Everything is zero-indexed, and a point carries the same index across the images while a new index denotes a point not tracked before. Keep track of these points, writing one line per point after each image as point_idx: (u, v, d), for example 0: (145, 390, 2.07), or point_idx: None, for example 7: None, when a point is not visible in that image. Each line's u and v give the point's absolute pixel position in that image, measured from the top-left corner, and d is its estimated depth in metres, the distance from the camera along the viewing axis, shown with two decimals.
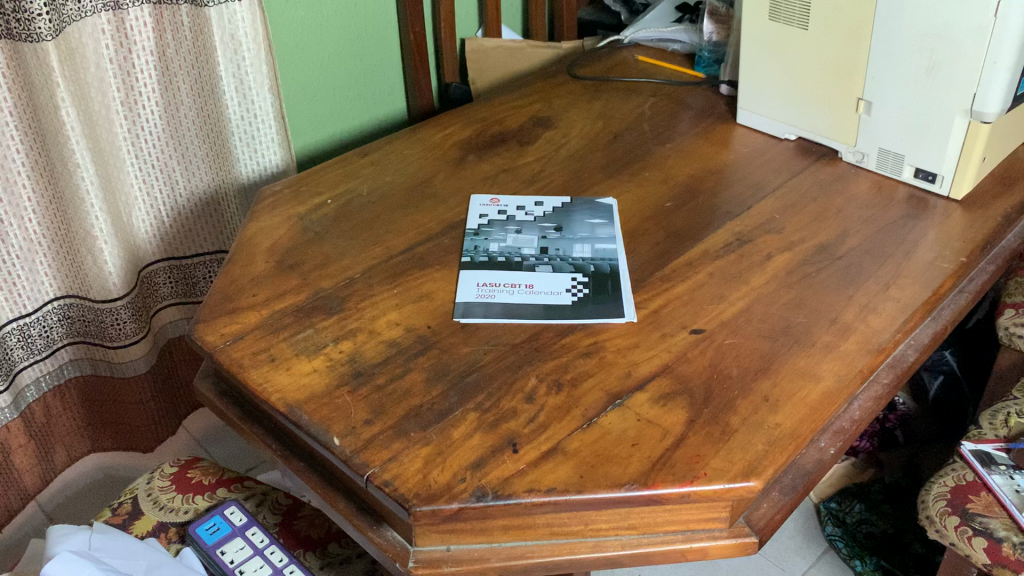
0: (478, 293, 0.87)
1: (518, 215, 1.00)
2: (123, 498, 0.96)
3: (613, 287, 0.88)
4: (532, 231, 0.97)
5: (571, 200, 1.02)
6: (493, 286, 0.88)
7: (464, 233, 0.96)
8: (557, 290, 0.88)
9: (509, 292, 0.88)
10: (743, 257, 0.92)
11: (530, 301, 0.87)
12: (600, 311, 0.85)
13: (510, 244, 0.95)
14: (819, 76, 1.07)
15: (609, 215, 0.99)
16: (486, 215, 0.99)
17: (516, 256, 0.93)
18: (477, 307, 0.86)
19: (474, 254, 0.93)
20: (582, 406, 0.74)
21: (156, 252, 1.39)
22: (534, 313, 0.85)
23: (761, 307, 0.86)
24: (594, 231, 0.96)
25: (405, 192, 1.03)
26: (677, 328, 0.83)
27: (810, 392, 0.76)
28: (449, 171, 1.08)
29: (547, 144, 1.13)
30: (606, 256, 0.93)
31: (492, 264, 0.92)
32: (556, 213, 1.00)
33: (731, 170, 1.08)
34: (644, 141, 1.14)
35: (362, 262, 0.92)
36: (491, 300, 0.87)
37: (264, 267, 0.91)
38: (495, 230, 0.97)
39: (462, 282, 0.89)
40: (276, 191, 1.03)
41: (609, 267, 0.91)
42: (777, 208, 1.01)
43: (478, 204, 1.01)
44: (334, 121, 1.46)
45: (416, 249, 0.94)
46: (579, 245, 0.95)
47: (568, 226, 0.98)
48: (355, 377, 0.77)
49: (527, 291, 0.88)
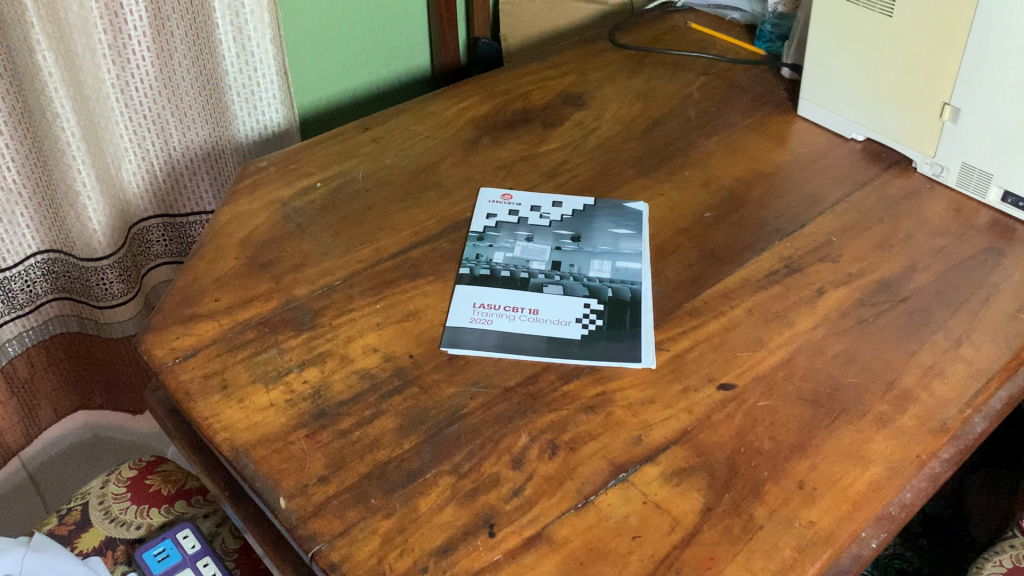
0: (473, 318, 0.75)
1: (532, 216, 0.86)
2: (73, 503, 0.87)
3: (632, 319, 0.75)
4: (546, 239, 0.84)
5: (597, 202, 0.88)
6: (491, 310, 0.76)
7: (467, 236, 0.83)
8: (566, 320, 0.75)
9: (510, 319, 0.75)
10: (790, 291, 0.79)
11: (533, 333, 0.74)
12: (612, 353, 0.72)
13: (518, 254, 0.82)
14: (900, 73, 0.91)
15: (638, 225, 0.85)
16: (494, 216, 0.86)
17: (524, 270, 0.80)
18: (469, 337, 0.73)
19: (475, 267, 0.80)
20: (578, 478, 0.62)
21: (148, 207, 1.26)
22: (534, 348, 0.72)
23: (805, 360, 0.72)
24: (618, 246, 0.83)
25: (405, 181, 0.90)
26: (701, 380, 0.70)
27: (855, 481, 0.63)
28: (460, 156, 0.94)
29: (575, 129, 0.99)
30: (630, 278, 0.79)
31: (493, 280, 0.79)
32: (576, 218, 0.86)
33: (785, 175, 0.93)
34: (687, 131, 1.00)
35: (346, 266, 0.79)
36: (487, 329, 0.74)
37: (232, 264, 0.79)
38: (502, 237, 0.84)
39: (456, 303, 0.76)
40: (262, 168, 0.91)
41: (633, 293, 0.78)
42: (835, 228, 0.86)
43: (486, 202, 0.88)
44: (349, 76, 1.33)
45: (409, 254, 0.81)
46: (600, 262, 0.81)
47: (588, 237, 0.84)
48: (316, 418, 0.66)
49: (530, 319, 0.75)
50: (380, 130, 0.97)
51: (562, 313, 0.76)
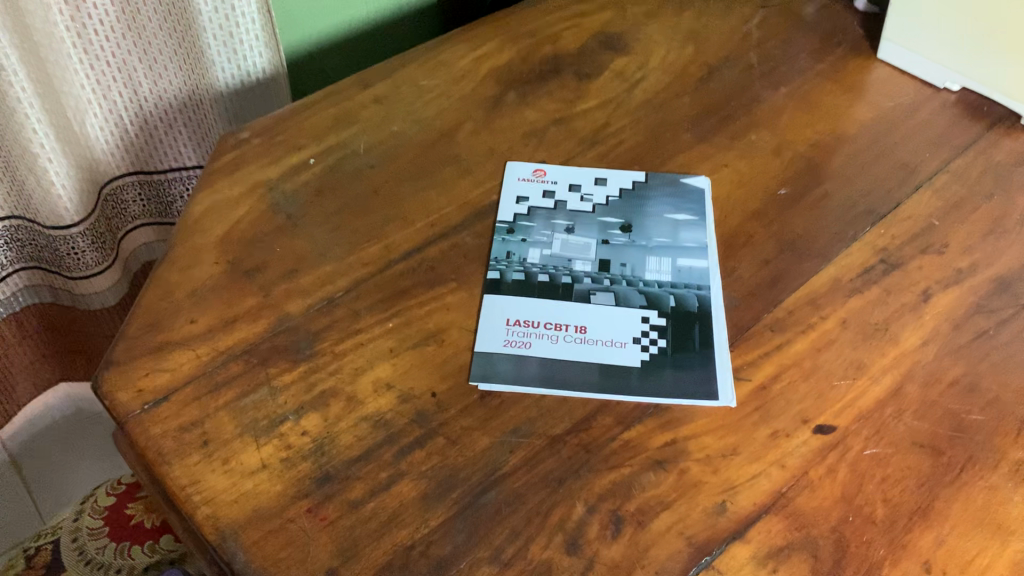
0: (509, 341, 0.61)
1: (571, 199, 0.71)
2: (45, 541, 0.77)
3: (702, 337, 0.61)
4: (590, 228, 0.69)
5: (649, 177, 0.74)
6: (528, 330, 0.62)
7: (494, 228, 0.69)
8: (622, 341, 0.61)
9: (552, 340, 0.61)
10: (890, 295, 0.65)
11: (581, 360, 0.60)
12: (681, 387, 0.58)
13: (557, 251, 0.67)
14: (1017, 15, 0.74)
15: (700, 208, 0.71)
16: (526, 200, 0.71)
17: (565, 272, 0.66)
18: (504, 367, 0.59)
19: (506, 271, 0.66)
20: (651, 566, 0.50)
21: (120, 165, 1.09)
22: (584, 380, 0.59)
23: (917, 392, 0.59)
24: (678, 238, 0.69)
25: (417, 155, 0.75)
26: (792, 423, 0.57)
27: (994, 560, 0.51)
28: (481, 120, 0.78)
29: (615, 81, 0.83)
30: (696, 281, 0.65)
31: (529, 287, 0.65)
32: (625, 200, 0.71)
33: (871, 137, 0.78)
34: (749, 81, 0.83)
35: (350, 272, 0.65)
36: (526, 355, 0.60)
37: (211, 272, 0.65)
38: (536, 229, 0.69)
39: (485, 321, 0.62)
40: (243, 140, 0.75)
41: (701, 302, 0.64)
42: (937, 208, 0.71)
43: (515, 181, 0.73)
44: (344, 9, 1.14)
45: (425, 254, 0.67)
46: (658, 260, 0.67)
47: (640, 225, 0.70)
48: (320, 485, 0.53)
49: (577, 340, 0.61)
50: (383, 87, 0.81)
51: (616, 332, 0.62)
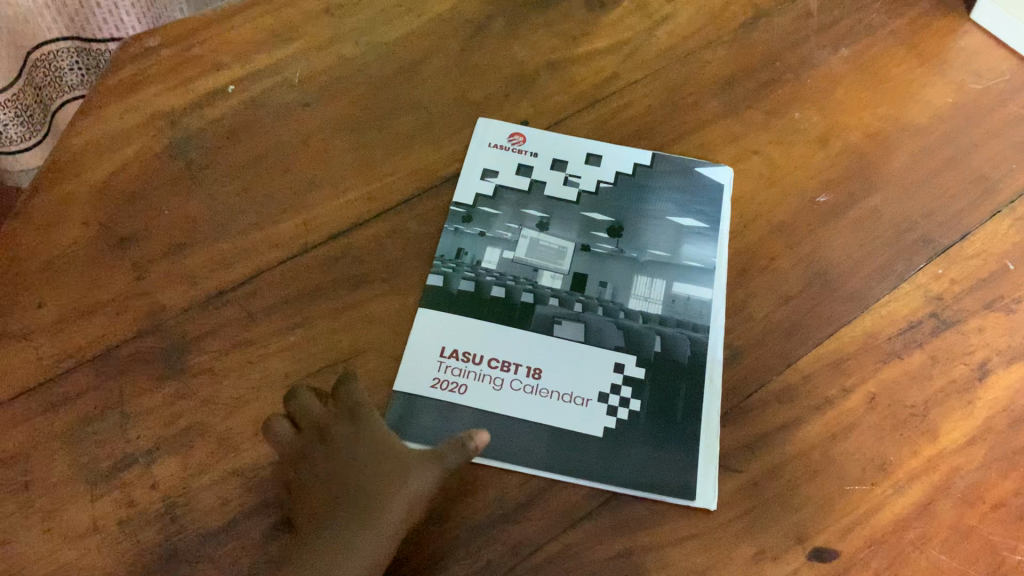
0: (439, 381, 0.48)
1: (552, 181, 0.56)
2: None
3: (687, 404, 0.48)
4: (569, 226, 0.54)
5: (655, 160, 0.58)
6: (467, 367, 0.48)
7: (448, 215, 0.54)
8: (583, 397, 0.48)
9: (496, 384, 0.48)
10: (936, 366, 0.51)
11: (528, 419, 0.47)
12: (649, 475, 0.46)
13: (523, 254, 0.52)
14: None
15: (713, 212, 0.56)
16: (495, 178, 0.56)
17: (528, 287, 0.51)
18: (426, 419, 0.47)
19: (452, 277, 0.51)
20: None
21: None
22: (528, 451, 0.46)
23: (951, 512, 0.46)
24: (679, 252, 0.54)
25: (364, 95, 0.59)
26: (783, 541, 0.44)
27: None
28: (456, 54, 0.61)
29: (635, 15, 0.64)
30: (692, 320, 0.51)
31: (480, 305, 0.50)
32: (620, 189, 0.56)
33: (945, 133, 0.61)
34: (803, 34, 0.65)
35: (252, 256, 0.51)
36: (458, 405, 0.47)
37: (76, 236, 0.51)
38: (500, 219, 0.54)
39: (414, 349, 0.49)
40: (148, 50, 0.58)
41: (694, 350, 0.50)
42: (1015, 245, 0.56)
43: (483, 148, 0.57)
44: None
45: (354, 240, 0.52)
46: (649, 281, 0.52)
47: (634, 228, 0.54)
48: (163, 564, 0.42)
49: (528, 390, 0.48)
50: None
51: (579, 382, 0.48)
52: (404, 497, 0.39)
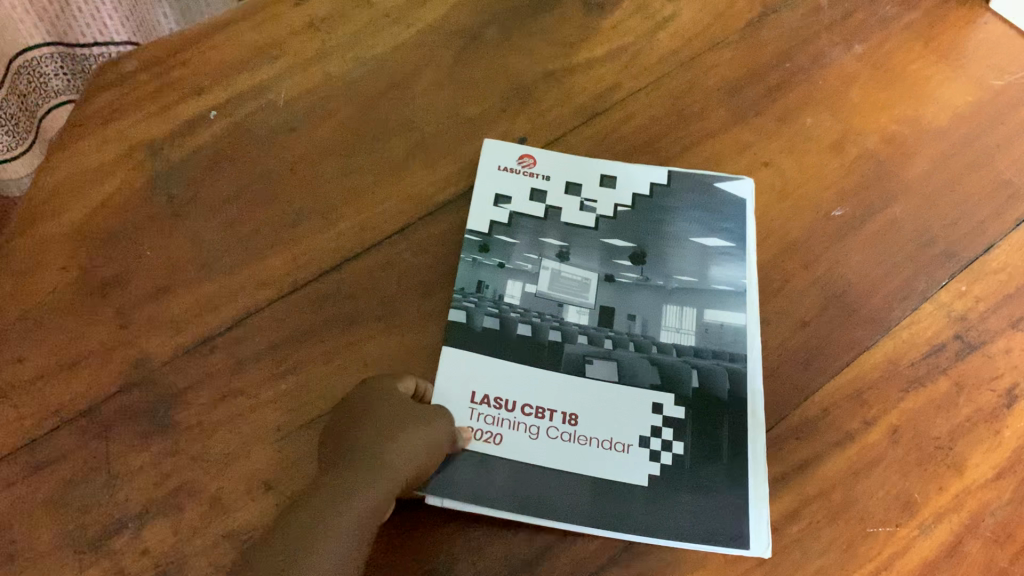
0: (473, 430, 0.46)
1: (568, 206, 0.53)
2: None
3: (732, 445, 0.47)
4: (590, 255, 0.52)
5: (672, 177, 0.55)
6: (500, 415, 0.46)
7: (462, 250, 0.51)
8: (623, 442, 0.46)
9: (531, 432, 0.46)
10: (961, 394, 0.49)
11: (567, 469, 0.45)
12: (697, 521, 0.45)
13: (546, 289, 0.50)
14: None
15: (738, 229, 0.53)
16: (508, 206, 0.53)
17: (554, 324, 0.49)
18: (461, 473, 0.45)
19: (475, 313, 0.49)
20: None
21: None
22: (572, 501, 0.45)
23: (982, 552, 0.45)
24: (707, 276, 0.52)
25: (351, 115, 0.55)
26: None
27: None
28: (449, 67, 0.57)
29: (635, 17, 0.60)
30: (722, 349, 0.49)
31: (509, 346, 0.48)
32: (639, 212, 0.53)
33: (969, 135, 0.57)
34: (814, 31, 0.60)
35: (238, 299, 0.49)
36: (494, 456, 0.45)
37: (54, 284, 0.48)
38: (518, 249, 0.51)
39: (444, 397, 0.47)
40: (125, 75, 0.55)
41: (733, 383, 0.48)
42: None
43: (493, 171, 0.54)
44: None
45: (345, 275, 0.50)
46: (679, 311, 0.50)
47: (658, 253, 0.52)
48: None
49: (563, 438, 0.46)
50: (324, 0, 0.58)
51: (616, 426, 0.47)
52: (402, 446, 0.40)
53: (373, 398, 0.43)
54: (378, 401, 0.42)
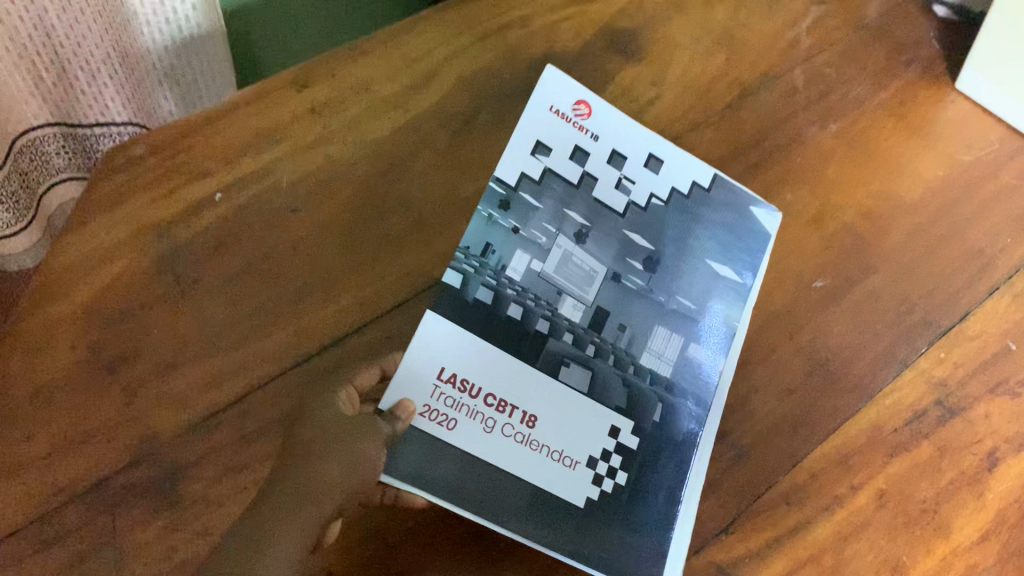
0: (429, 411, 0.47)
1: (604, 183, 0.55)
2: None
3: (671, 489, 0.50)
4: (608, 247, 0.54)
5: (715, 182, 0.57)
6: (461, 400, 0.48)
7: (486, 197, 0.52)
8: (573, 459, 0.49)
9: (487, 426, 0.48)
10: (944, 459, 0.51)
11: (514, 471, 0.48)
12: (616, 552, 0.48)
13: (548, 274, 0.52)
14: None
15: (750, 263, 0.56)
16: (544, 163, 0.54)
17: (546, 313, 0.51)
18: (409, 452, 0.46)
19: (472, 278, 0.50)
20: None
21: (25, 76, 0.70)
22: (509, 503, 0.47)
23: None
24: (704, 308, 0.55)
25: (350, 193, 0.57)
26: None
27: None
28: (444, 147, 0.60)
29: (622, 100, 0.63)
30: (695, 392, 0.52)
31: (497, 325, 0.50)
32: (663, 213, 0.56)
33: (942, 208, 0.60)
34: (791, 111, 0.63)
35: (244, 376, 0.51)
36: (444, 440, 0.47)
37: (65, 364, 0.50)
38: (539, 216, 0.52)
39: (410, 369, 0.48)
40: (135, 158, 0.55)
41: (691, 425, 0.52)
42: (1016, 323, 0.56)
43: (543, 113, 0.54)
44: None
45: (344, 350, 0.53)
46: (667, 335, 0.54)
47: (669, 271, 0.55)
48: None
49: (519, 440, 0.48)
50: (323, 86, 0.59)
51: (572, 441, 0.49)
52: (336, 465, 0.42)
53: (314, 411, 0.45)
54: (321, 415, 0.45)
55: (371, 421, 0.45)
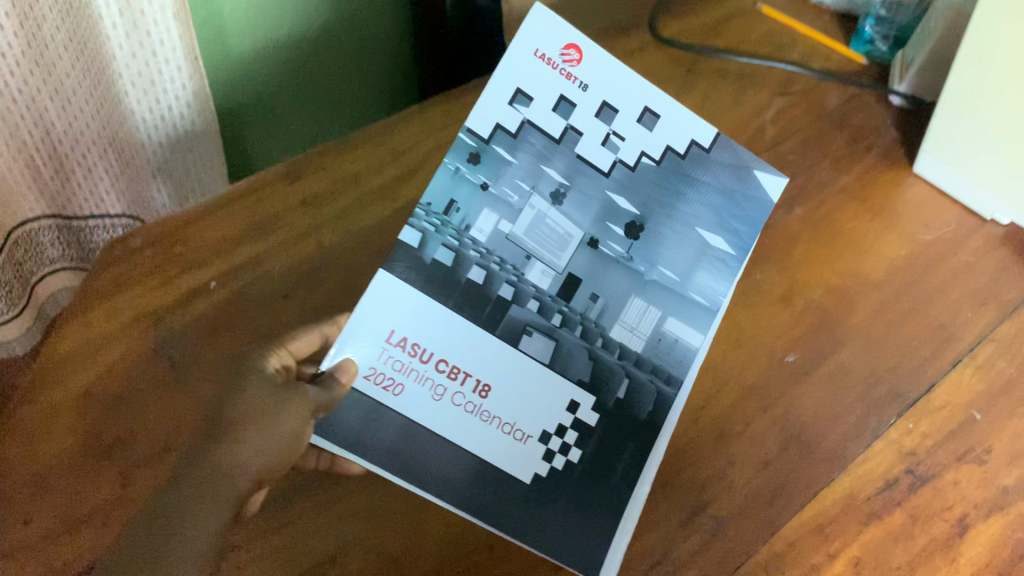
0: (376, 373, 0.51)
1: (591, 136, 0.53)
2: None
3: (625, 467, 0.53)
4: (586, 209, 0.53)
5: (716, 142, 0.55)
6: (410, 365, 0.51)
7: (451, 153, 0.51)
8: (524, 433, 0.52)
9: (436, 394, 0.52)
10: (918, 524, 0.52)
11: (456, 440, 0.52)
12: (555, 534, 0.52)
13: (516, 234, 0.52)
14: None
15: (743, 235, 0.56)
16: (523, 112, 0.51)
17: (512, 275, 0.52)
18: (350, 412, 0.51)
19: (431, 238, 0.51)
20: None
21: (26, 173, 0.73)
22: (449, 469, 0.51)
23: None
24: (687, 280, 0.56)
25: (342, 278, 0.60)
26: None
27: None
28: None
29: None
30: (667, 367, 0.55)
31: (457, 284, 0.52)
32: (654, 178, 0.54)
33: (905, 283, 0.63)
34: None
35: None
36: (389, 405, 0.51)
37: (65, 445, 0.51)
38: (512, 172, 0.52)
39: (361, 325, 0.51)
40: (133, 249, 0.59)
41: (656, 407, 0.54)
42: (979, 394, 0.58)
43: (527, 56, 0.51)
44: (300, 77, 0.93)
45: None
46: (644, 308, 0.55)
47: (654, 239, 0.55)
48: None
49: (467, 412, 0.52)
50: (318, 180, 0.64)
51: (522, 412, 0.52)
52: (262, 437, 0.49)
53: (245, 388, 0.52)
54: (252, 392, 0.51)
55: (300, 387, 0.51)
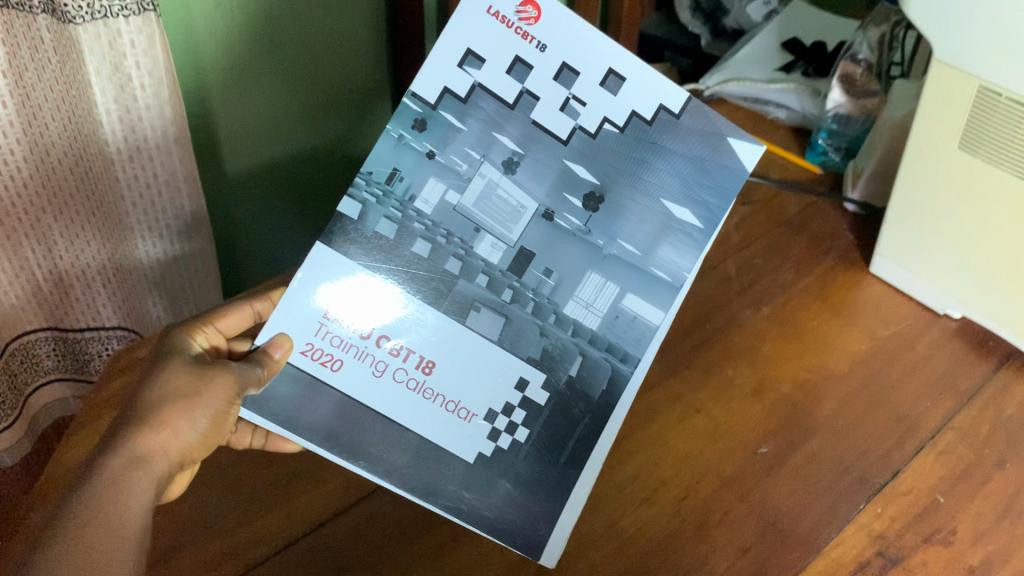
0: (313, 349, 0.54)
1: (549, 101, 0.54)
2: None
3: (574, 450, 0.57)
4: (540, 178, 0.55)
5: (685, 107, 0.55)
6: (350, 342, 0.55)
7: (395, 122, 0.53)
8: (471, 411, 0.56)
9: (377, 370, 0.55)
10: None
11: (394, 411, 0.55)
12: (501, 515, 0.56)
13: (461, 203, 0.54)
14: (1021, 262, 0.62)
15: (711, 203, 0.56)
16: (473, 77, 0.53)
17: (460, 249, 0.55)
18: (289, 390, 0.54)
19: (372, 209, 0.53)
20: None
21: (25, 286, 0.79)
22: (390, 443, 0.55)
23: None
24: (651, 254, 0.56)
25: None
26: None
27: None
28: None
29: None
30: (622, 341, 0.56)
31: (404, 257, 0.54)
32: (618, 145, 0.55)
33: (867, 375, 0.68)
34: (726, 297, 0.73)
35: (240, 555, 0.55)
36: (326, 380, 0.55)
37: None
38: (461, 142, 0.54)
39: (302, 304, 0.54)
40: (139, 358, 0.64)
41: (609, 385, 0.56)
42: (942, 479, 0.61)
43: (480, 13, 0.52)
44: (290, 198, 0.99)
45: (334, 530, 0.57)
46: (600, 284, 0.57)
47: (614, 213, 0.56)
48: None
49: (410, 389, 0.55)
50: None
51: (468, 392, 0.56)
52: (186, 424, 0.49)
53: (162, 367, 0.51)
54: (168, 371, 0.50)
55: (227, 364, 0.52)
